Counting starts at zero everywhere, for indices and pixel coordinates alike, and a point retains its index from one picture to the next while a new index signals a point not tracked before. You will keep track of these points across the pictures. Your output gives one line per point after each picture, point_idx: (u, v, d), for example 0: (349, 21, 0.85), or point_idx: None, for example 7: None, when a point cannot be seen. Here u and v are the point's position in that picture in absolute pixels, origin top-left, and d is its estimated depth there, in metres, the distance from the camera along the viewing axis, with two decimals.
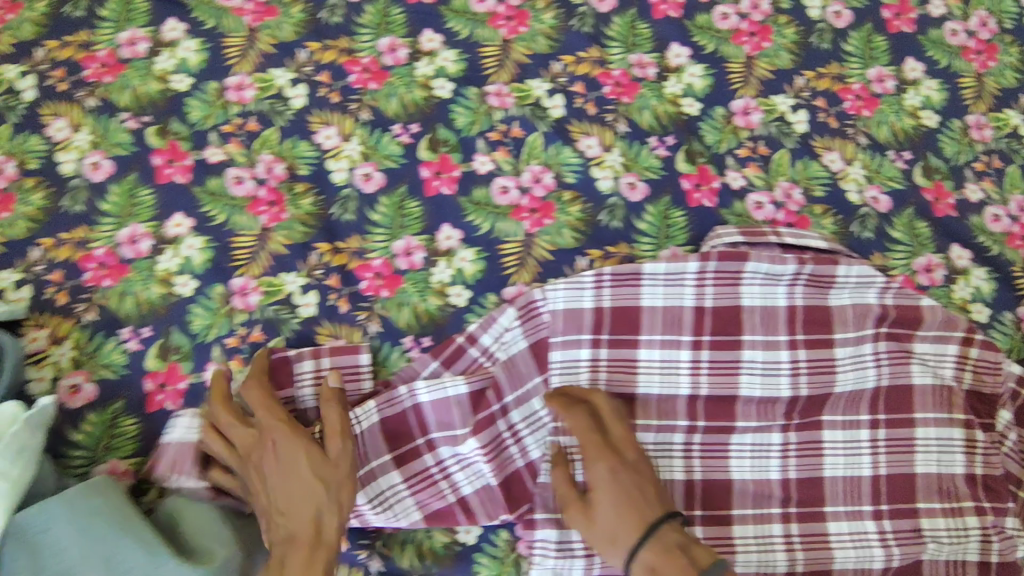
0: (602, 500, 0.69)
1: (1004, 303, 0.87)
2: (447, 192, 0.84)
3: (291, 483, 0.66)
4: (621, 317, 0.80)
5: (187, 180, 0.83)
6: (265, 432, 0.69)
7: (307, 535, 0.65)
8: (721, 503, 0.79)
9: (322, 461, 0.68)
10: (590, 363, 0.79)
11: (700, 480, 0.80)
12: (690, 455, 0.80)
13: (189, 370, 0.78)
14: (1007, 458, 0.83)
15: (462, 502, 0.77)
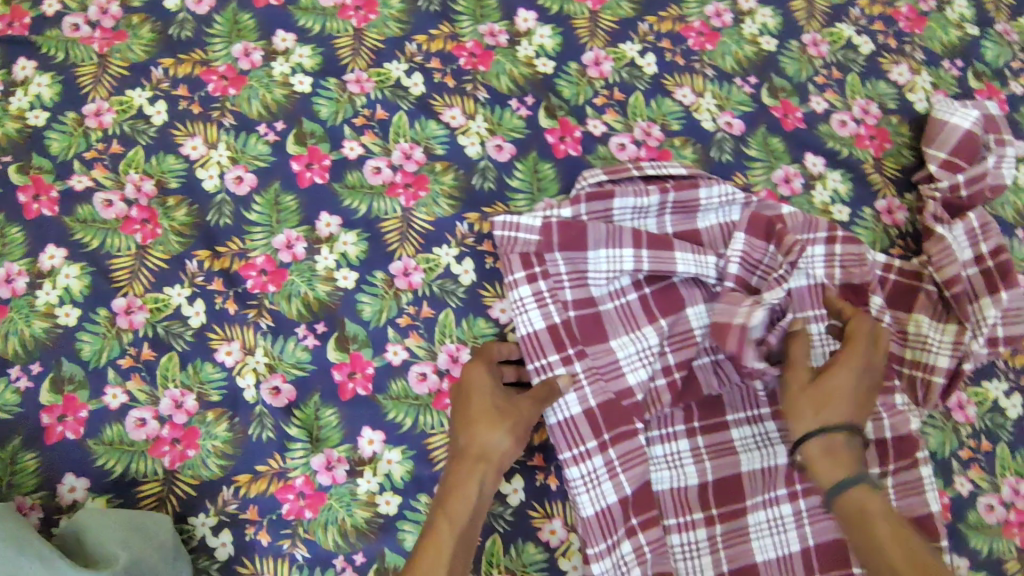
0: (841, 375, 0.72)
1: (862, 199, 0.94)
2: (320, 181, 0.86)
3: (479, 414, 0.74)
4: (569, 237, 0.82)
5: (56, 212, 0.83)
6: (477, 380, 0.76)
7: (474, 466, 0.72)
8: (626, 423, 0.80)
9: (498, 403, 0.75)
10: (535, 297, 0.82)
11: (597, 405, 0.80)
12: (580, 384, 0.81)
13: (87, 398, 0.78)
14: (888, 340, 0.88)
15: (587, 414, 0.80)
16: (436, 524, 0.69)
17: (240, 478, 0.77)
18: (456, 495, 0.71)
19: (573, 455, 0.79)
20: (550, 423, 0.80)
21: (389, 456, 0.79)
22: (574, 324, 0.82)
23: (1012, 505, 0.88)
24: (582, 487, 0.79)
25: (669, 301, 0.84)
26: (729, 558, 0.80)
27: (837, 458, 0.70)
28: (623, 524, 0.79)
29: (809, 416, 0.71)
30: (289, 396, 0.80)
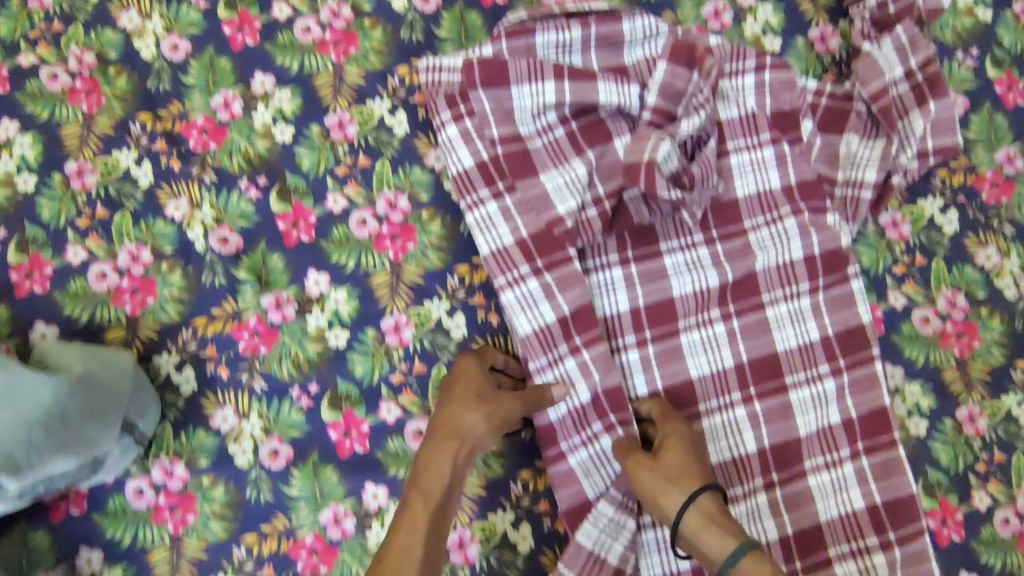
0: (670, 456, 0.76)
1: (794, 30, 0.95)
2: (252, 42, 0.89)
3: (458, 397, 0.75)
4: (490, 73, 0.84)
5: (8, 88, 0.88)
6: (463, 370, 0.78)
7: (448, 446, 0.73)
8: (559, 249, 0.84)
9: (481, 389, 0.76)
10: (462, 135, 0.84)
11: (529, 235, 0.84)
12: (511, 216, 0.84)
13: (50, 255, 0.85)
14: (818, 164, 0.90)
15: (519, 244, 0.83)
16: (414, 504, 0.70)
17: (198, 320, 0.84)
18: (428, 478, 0.71)
19: (507, 280, 0.83)
20: (484, 252, 0.84)
21: (335, 296, 0.85)
22: (503, 160, 0.84)
23: (948, 316, 0.89)
24: (519, 310, 0.82)
25: (596, 133, 0.87)
26: (664, 376, 0.86)
27: (710, 534, 0.71)
28: (564, 344, 0.83)
29: (657, 488, 0.74)
30: (236, 245, 0.85)
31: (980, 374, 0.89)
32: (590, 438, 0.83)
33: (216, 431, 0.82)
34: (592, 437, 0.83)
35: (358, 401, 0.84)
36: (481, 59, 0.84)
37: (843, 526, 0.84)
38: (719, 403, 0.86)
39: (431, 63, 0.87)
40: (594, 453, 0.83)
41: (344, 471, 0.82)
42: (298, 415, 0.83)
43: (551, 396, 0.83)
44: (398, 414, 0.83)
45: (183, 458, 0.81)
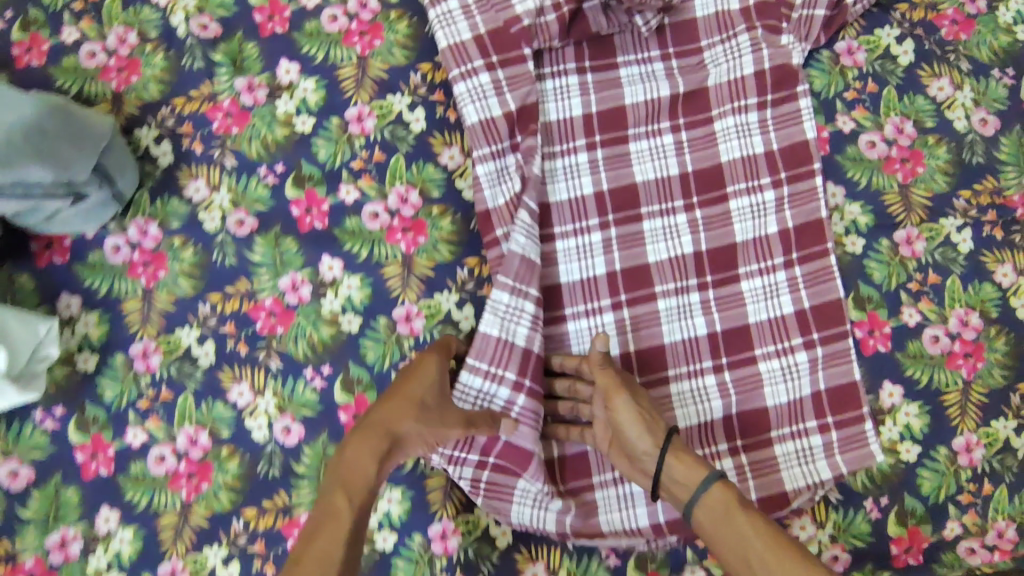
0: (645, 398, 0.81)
1: None
2: None
3: (400, 395, 0.76)
4: None
5: None
6: (417, 371, 0.78)
7: (377, 440, 0.73)
8: (514, 48, 0.88)
9: (425, 396, 0.77)
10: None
11: (486, 32, 0.88)
12: (471, 14, 0.88)
13: (48, 35, 0.91)
14: None
15: (476, 40, 0.87)
16: (336, 500, 0.69)
17: (177, 100, 0.90)
18: (351, 477, 0.71)
19: (461, 72, 0.87)
20: (442, 46, 0.88)
21: (304, 85, 0.90)
22: None
23: (894, 142, 0.91)
24: (469, 101, 0.87)
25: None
26: (610, 179, 0.90)
27: (684, 470, 0.75)
28: (508, 139, 0.87)
29: (639, 429, 0.77)
30: (216, 32, 0.91)
31: (921, 199, 0.91)
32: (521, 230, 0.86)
33: (188, 199, 0.89)
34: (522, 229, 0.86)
35: (319, 182, 0.89)
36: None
37: (771, 327, 0.88)
38: (661, 207, 0.90)
39: None
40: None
41: (303, 243, 0.88)
42: (264, 191, 0.89)
43: (489, 184, 0.86)
44: (356, 196, 0.89)
45: (157, 219, 0.88)
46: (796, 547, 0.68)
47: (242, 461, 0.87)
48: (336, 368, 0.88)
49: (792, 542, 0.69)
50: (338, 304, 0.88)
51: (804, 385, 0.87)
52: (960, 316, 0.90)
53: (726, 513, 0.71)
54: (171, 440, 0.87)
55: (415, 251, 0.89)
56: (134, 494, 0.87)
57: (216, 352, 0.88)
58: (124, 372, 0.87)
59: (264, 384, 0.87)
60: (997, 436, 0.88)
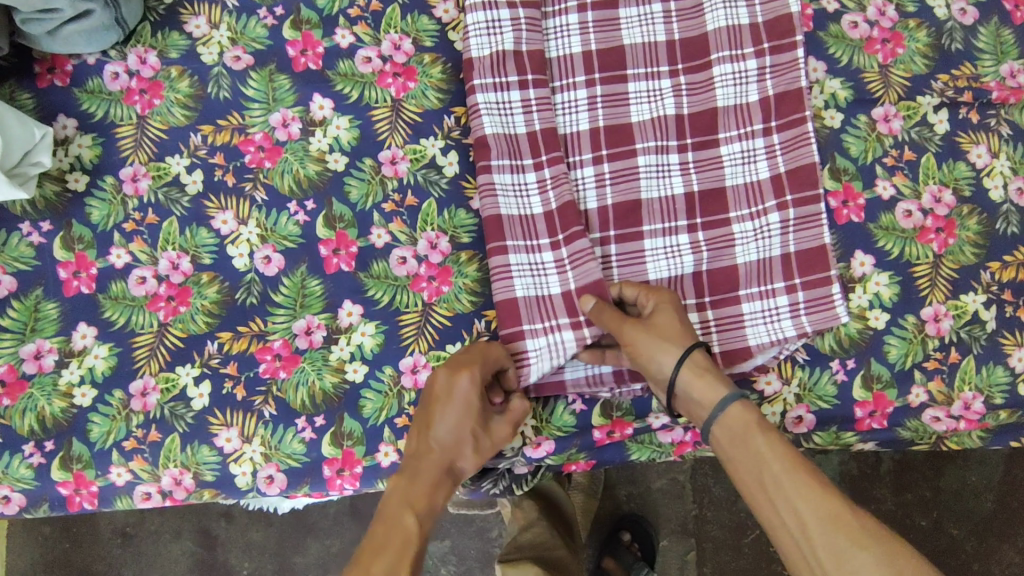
0: (664, 319, 0.76)
1: None
2: None
3: (454, 425, 0.76)
4: None
5: None
6: (465, 397, 0.76)
7: (439, 473, 0.74)
8: None
9: (473, 418, 0.76)
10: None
11: None
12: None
13: None
14: None
15: None
16: (403, 520, 0.69)
17: None
18: (409, 498, 0.71)
19: None
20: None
21: None
22: None
23: (876, 23, 0.95)
24: None
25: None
26: (599, 39, 0.92)
27: (703, 392, 0.73)
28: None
29: (653, 351, 0.75)
30: None
31: (898, 78, 0.93)
32: (502, 84, 0.89)
33: (189, 35, 0.92)
34: (505, 84, 0.89)
35: (316, 26, 0.93)
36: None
37: (746, 190, 0.89)
38: (646, 70, 0.92)
39: None
40: (501, 99, 0.89)
41: (296, 80, 0.92)
42: (262, 31, 0.93)
43: (477, 35, 0.89)
44: (351, 40, 0.93)
45: (156, 50, 0.91)
46: (814, 474, 0.66)
47: (220, 288, 0.88)
48: (319, 204, 0.89)
49: (809, 466, 0.67)
50: (326, 142, 0.90)
51: (774, 245, 0.88)
52: (933, 192, 0.91)
53: (743, 434, 0.70)
54: (153, 264, 0.88)
55: (404, 95, 0.93)
56: (112, 314, 0.87)
57: (204, 181, 0.89)
58: (112, 195, 0.89)
59: (248, 214, 0.89)
60: (966, 309, 0.89)
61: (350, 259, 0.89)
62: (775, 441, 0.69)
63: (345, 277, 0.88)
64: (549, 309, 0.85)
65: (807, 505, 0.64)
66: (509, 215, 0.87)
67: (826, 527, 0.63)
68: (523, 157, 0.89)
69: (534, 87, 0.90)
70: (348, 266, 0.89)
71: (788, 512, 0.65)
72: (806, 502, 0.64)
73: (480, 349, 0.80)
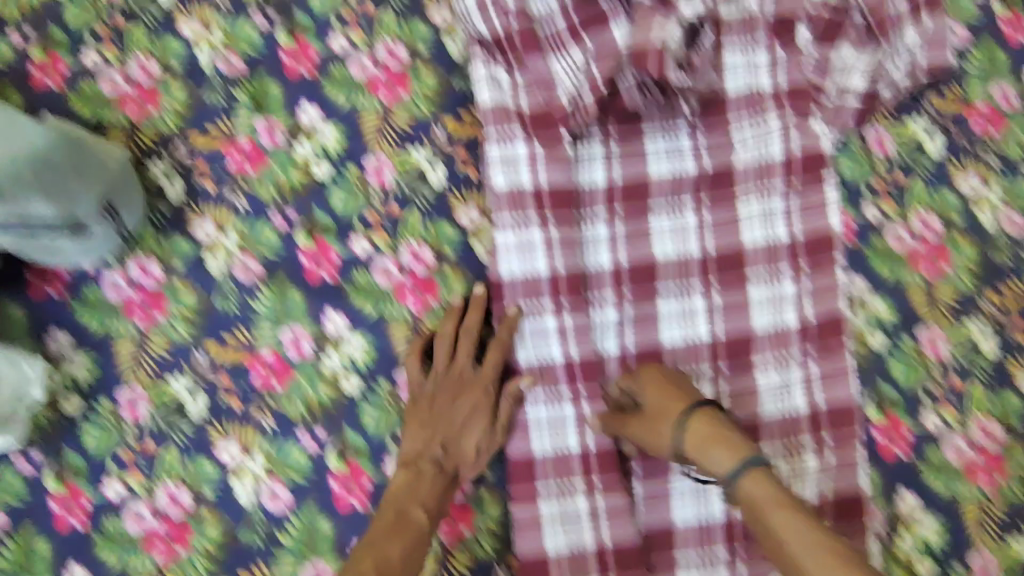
0: (654, 395, 0.78)
1: None
2: None
3: (463, 428, 0.81)
4: None
5: None
6: (470, 393, 0.81)
7: (438, 477, 0.79)
8: (552, 123, 0.86)
9: (473, 415, 0.81)
10: (478, 4, 0.85)
11: (528, 111, 0.86)
12: (516, 84, 0.86)
13: (68, 57, 0.88)
14: (807, 70, 0.89)
15: (499, 108, 0.86)
16: (402, 525, 0.76)
17: (193, 135, 0.87)
18: (418, 497, 0.77)
19: (498, 137, 0.85)
20: (482, 105, 0.86)
21: (325, 129, 0.87)
22: (515, 35, 0.86)
23: (920, 237, 0.89)
24: (500, 171, 0.85)
25: (592, 22, 0.86)
26: (627, 252, 0.87)
27: (703, 456, 0.74)
28: (539, 216, 0.85)
29: (657, 440, 0.77)
30: (239, 68, 0.88)
31: (945, 298, 0.88)
32: (536, 310, 0.84)
33: (194, 239, 0.85)
34: (539, 310, 0.84)
35: (332, 232, 0.86)
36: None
37: (780, 424, 0.85)
38: (679, 287, 0.87)
39: None
40: (536, 327, 0.84)
41: (309, 295, 0.84)
42: (274, 238, 0.85)
43: (506, 251, 0.84)
44: (368, 249, 0.85)
45: (160, 259, 0.84)
46: (823, 542, 0.67)
47: (223, 527, 0.81)
48: (331, 432, 0.82)
49: (819, 532, 0.68)
50: (340, 363, 0.83)
51: (806, 488, 0.84)
52: (981, 424, 0.86)
53: (753, 503, 0.71)
54: (151, 497, 0.81)
55: (425, 312, 0.85)
56: (107, 554, 0.80)
57: (208, 405, 0.82)
58: (109, 420, 0.82)
59: (254, 443, 0.81)
60: (1010, 555, 0.85)
61: (363, 496, 0.81)
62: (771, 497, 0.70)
63: (358, 517, 0.81)
64: (582, 565, 0.83)
65: (818, 574, 0.66)
66: (543, 456, 0.84)
67: (822, 568, 0.66)
68: (559, 389, 0.84)
69: (570, 314, 0.84)
70: (360, 504, 0.81)
71: (790, 562, 0.68)
72: (814, 566, 0.67)
73: (486, 369, 0.82)
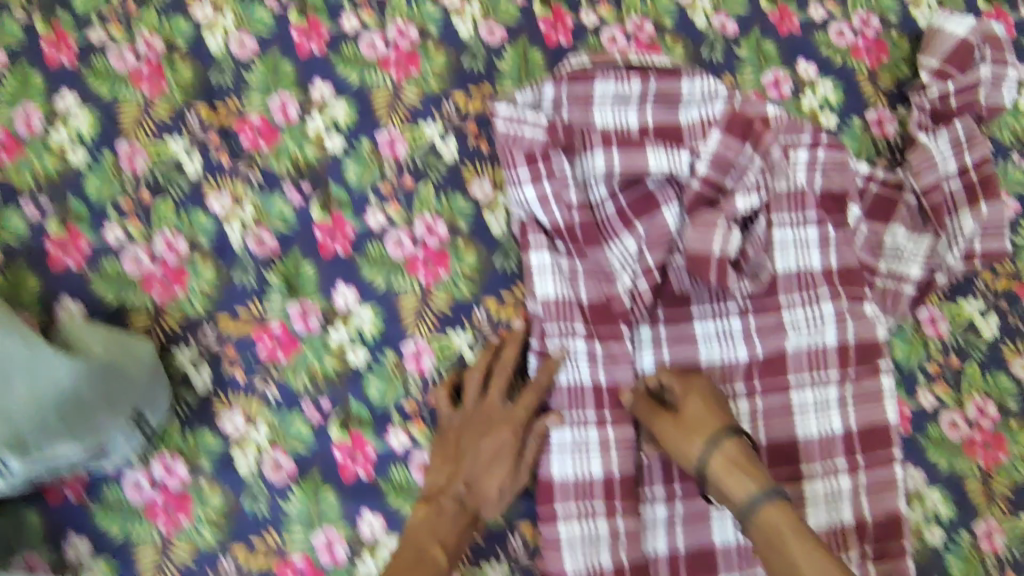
0: (694, 409, 0.76)
1: (853, 109, 0.92)
2: (317, 50, 0.89)
3: (489, 465, 0.77)
4: (568, 136, 0.84)
5: (73, 61, 0.88)
6: (502, 428, 0.78)
7: (458, 517, 0.75)
8: (611, 319, 0.83)
9: (501, 454, 0.77)
10: (537, 196, 0.82)
11: (588, 303, 0.83)
12: (575, 276, 0.83)
13: (88, 232, 0.83)
14: (859, 251, 0.86)
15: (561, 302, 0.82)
16: (423, 563, 0.72)
17: (222, 319, 0.82)
18: (438, 533, 0.74)
19: (558, 332, 0.82)
20: (542, 298, 0.82)
21: (361, 312, 0.83)
22: (576, 227, 0.83)
23: (976, 424, 0.86)
24: (560, 368, 0.82)
25: (642, 208, 0.84)
26: None
27: (731, 480, 0.72)
28: (597, 414, 0.82)
29: (694, 442, 0.74)
30: (272, 247, 0.84)
31: (1001, 488, 0.85)
32: (586, 511, 0.80)
33: (222, 433, 0.80)
34: (590, 511, 0.80)
35: (368, 423, 0.81)
36: (562, 121, 0.84)
37: None
38: None
39: (501, 107, 0.83)
40: (586, 529, 0.79)
41: (344, 495, 0.80)
42: (307, 430, 0.81)
43: (561, 454, 0.80)
44: (406, 442, 0.81)
45: (186, 457, 0.79)
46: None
47: None
48: None
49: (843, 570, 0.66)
50: (376, 569, 0.79)
51: None
52: None
53: (771, 532, 0.69)
54: None
55: None
56: None
57: None
58: None
59: None
60: None
61: None
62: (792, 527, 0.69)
63: None
64: None
65: None
66: None
67: None
68: None
69: (623, 516, 0.80)
70: None
71: None
72: None
73: (517, 408, 0.79)
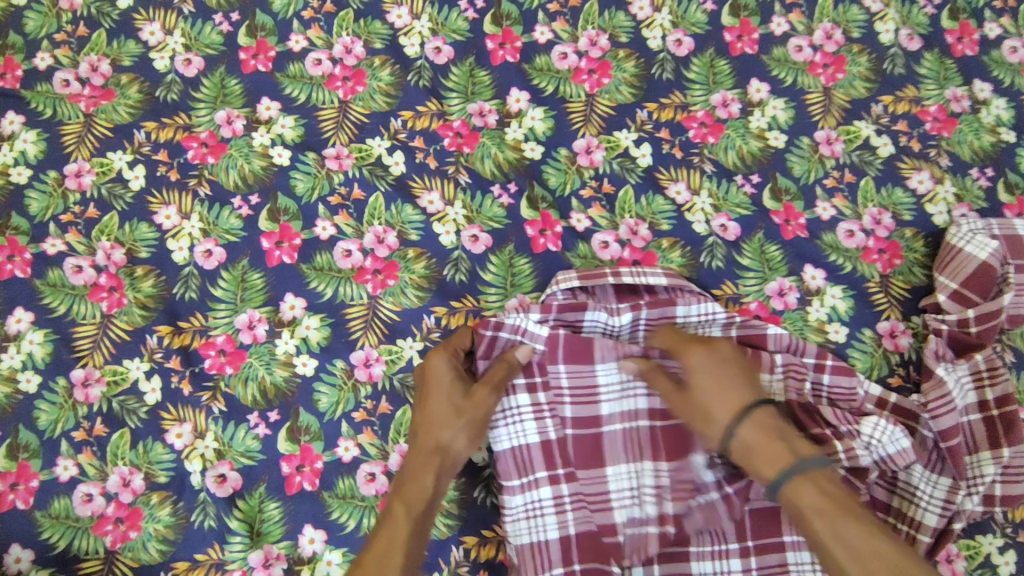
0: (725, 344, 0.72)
1: (863, 320, 0.85)
2: (288, 260, 0.84)
3: (433, 404, 0.72)
4: (575, 349, 0.77)
5: (28, 274, 0.82)
6: (434, 370, 0.74)
7: (428, 468, 0.69)
8: (601, 556, 0.74)
9: (446, 398, 0.72)
10: (533, 410, 0.77)
11: (575, 535, 0.75)
12: (561, 509, 0.75)
13: (40, 467, 0.77)
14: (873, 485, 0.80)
15: (541, 544, 0.74)
16: (393, 508, 0.67)
17: (178, 565, 0.76)
18: (406, 489, 0.68)
19: None
20: (517, 545, 0.74)
21: (329, 557, 0.77)
22: (570, 444, 0.77)
23: None
24: None
25: (677, 445, 0.76)
26: None
27: (718, 401, 0.68)
28: None
29: (715, 384, 0.68)
30: (234, 485, 0.78)
31: None
32: None
33: None
34: None
35: None
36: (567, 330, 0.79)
37: None
38: None
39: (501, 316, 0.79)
40: None
41: None
42: None
43: None
44: None
45: None
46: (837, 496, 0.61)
47: None
48: None
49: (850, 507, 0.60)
50: None
51: None
52: None
53: (767, 447, 0.64)
54: None
55: None
56: None
57: None
58: None
59: None
60: None
61: None
62: (804, 447, 0.65)
63: None
64: None
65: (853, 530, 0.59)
66: None
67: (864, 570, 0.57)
68: None
69: None
70: None
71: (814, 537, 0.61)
72: (823, 522, 0.60)
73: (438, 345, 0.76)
